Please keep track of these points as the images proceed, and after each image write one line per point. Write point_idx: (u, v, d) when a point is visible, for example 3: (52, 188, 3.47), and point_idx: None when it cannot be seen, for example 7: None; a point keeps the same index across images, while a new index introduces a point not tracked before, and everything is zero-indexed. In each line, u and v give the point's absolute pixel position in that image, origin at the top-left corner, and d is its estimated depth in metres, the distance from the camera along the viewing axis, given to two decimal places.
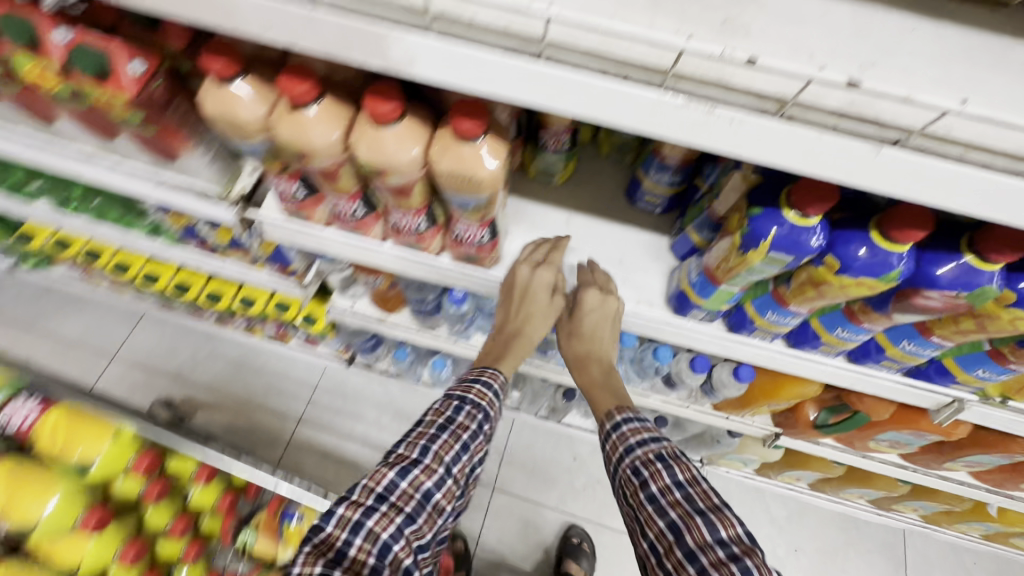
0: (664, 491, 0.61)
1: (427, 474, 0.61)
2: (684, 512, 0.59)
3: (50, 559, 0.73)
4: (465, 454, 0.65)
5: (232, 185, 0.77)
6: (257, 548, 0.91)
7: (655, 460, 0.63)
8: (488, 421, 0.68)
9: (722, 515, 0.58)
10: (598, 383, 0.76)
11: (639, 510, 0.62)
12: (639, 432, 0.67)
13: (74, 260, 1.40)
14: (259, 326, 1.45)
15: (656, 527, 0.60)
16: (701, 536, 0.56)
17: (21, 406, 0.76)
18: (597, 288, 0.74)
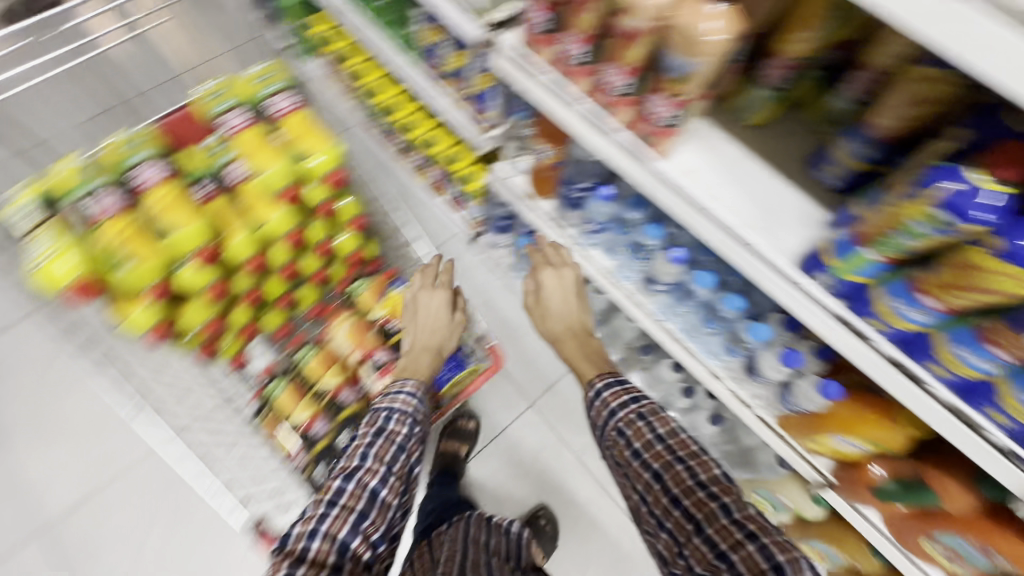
0: (648, 445, 0.91)
1: (371, 475, 0.84)
2: (667, 462, 0.87)
3: (250, 208, 0.96)
4: (401, 454, 0.90)
5: (490, 12, 0.94)
6: (363, 297, 1.17)
7: (638, 419, 0.95)
8: (416, 425, 0.95)
9: (700, 461, 0.87)
10: (577, 352, 1.23)
11: (629, 463, 0.92)
12: (620, 398, 1.00)
13: (329, 57, 1.72)
14: (427, 170, 1.69)
15: (645, 477, 0.88)
16: (683, 480, 0.85)
17: (289, 97, 0.99)
18: (552, 270, 1.27)
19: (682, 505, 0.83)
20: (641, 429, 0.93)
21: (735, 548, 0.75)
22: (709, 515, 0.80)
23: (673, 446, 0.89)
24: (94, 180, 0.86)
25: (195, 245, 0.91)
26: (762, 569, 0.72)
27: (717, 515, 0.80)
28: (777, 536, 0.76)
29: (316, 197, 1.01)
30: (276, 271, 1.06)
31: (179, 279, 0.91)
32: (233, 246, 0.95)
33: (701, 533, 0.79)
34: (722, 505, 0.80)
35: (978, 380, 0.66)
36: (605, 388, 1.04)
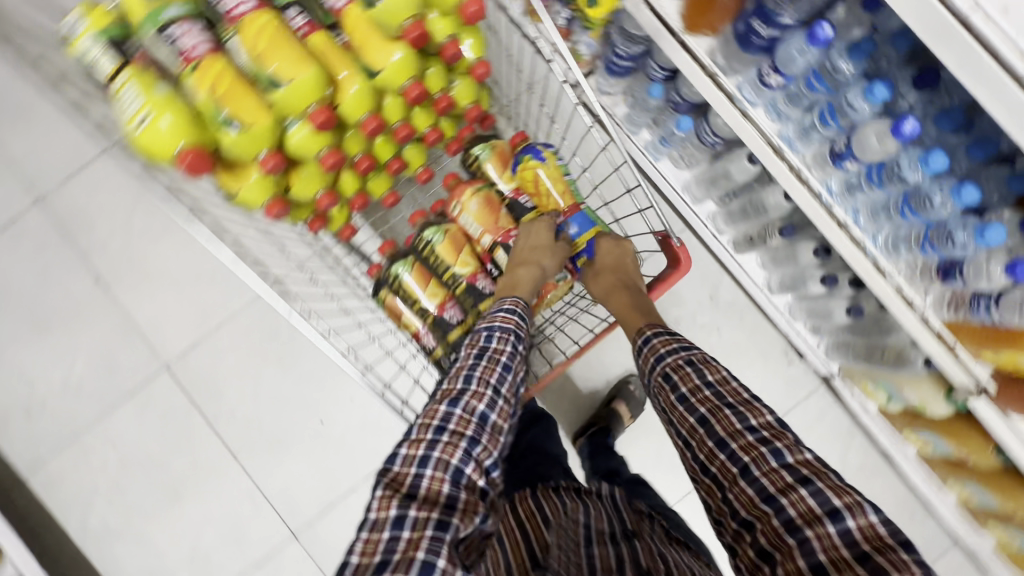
0: (695, 391, 0.70)
1: (479, 398, 0.75)
2: (714, 406, 0.68)
3: (360, 48, 0.75)
4: (507, 372, 0.79)
5: None
6: (485, 166, 0.94)
7: (685, 364, 0.73)
8: (518, 342, 0.82)
9: (751, 407, 0.67)
10: (628, 309, 0.86)
11: (672, 410, 0.72)
12: (669, 344, 0.77)
13: None
14: None
15: (689, 423, 0.69)
16: (731, 425, 0.65)
17: None
18: (612, 236, 0.93)
19: (728, 451, 0.64)
20: (689, 375, 0.72)
21: (784, 493, 0.59)
22: (758, 458, 0.62)
23: (723, 393, 0.69)
24: (175, 9, 0.67)
25: (307, 105, 0.72)
26: (817, 516, 0.57)
27: (767, 459, 0.61)
28: (835, 480, 0.59)
29: (439, 32, 0.78)
30: (389, 132, 0.88)
31: (289, 143, 0.75)
32: (346, 101, 0.76)
33: (747, 477, 0.62)
34: (774, 451, 0.62)
35: None
36: (653, 335, 0.80)
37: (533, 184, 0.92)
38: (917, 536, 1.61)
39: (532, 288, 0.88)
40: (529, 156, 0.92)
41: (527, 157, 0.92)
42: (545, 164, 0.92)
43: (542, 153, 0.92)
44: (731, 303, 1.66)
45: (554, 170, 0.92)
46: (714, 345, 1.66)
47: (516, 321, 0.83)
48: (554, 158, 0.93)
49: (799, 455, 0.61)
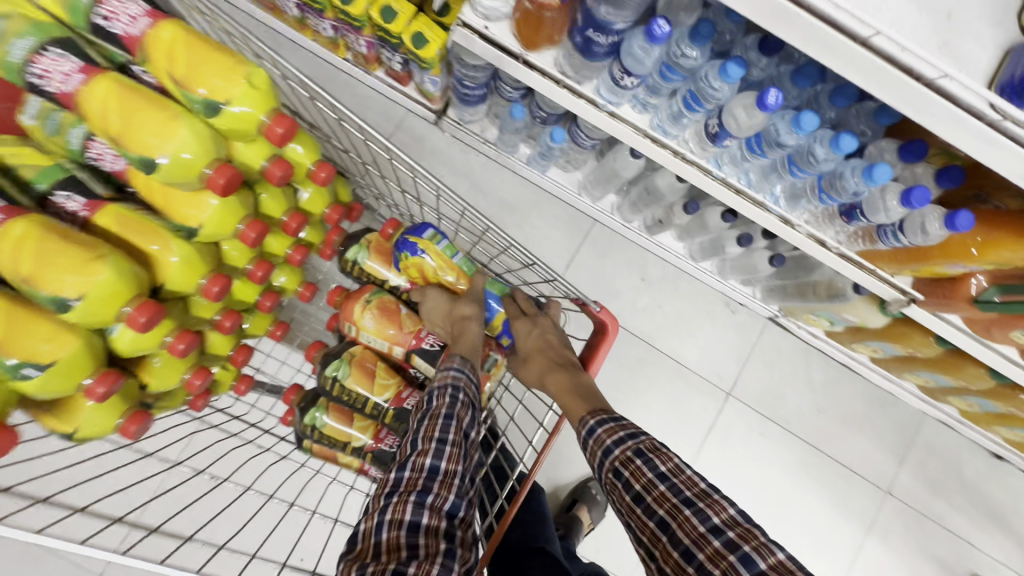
0: (649, 488, 0.65)
1: (423, 455, 0.63)
2: (673, 507, 0.63)
3: (165, 209, 0.63)
4: (454, 422, 0.67)
5: None
6: (368, 267, 0.83)
7: (635, 456, 0.68)
8: (462, 390, 0.70)
9: (711, 501, 0.62)
10: (566, 391, 0.81)
11: (630, 514, 0.66)
12: (614, 433, 0.72)
13: None
14: (347, 39, 1.20)
15: (649, 528, 0.64)
16: (694, 529, 0.60)
17: (125, 4, 0.55)
18: (522, 316, 0.90)
19: (697, 564, 0.58)
20: (639, 469, 0.67)
21: None
22: (729, 571, 0.56)
23: (679, 486, 0.64)
24: None
25: (121, 307, 0.58)
26: None
27: (739, 571, 0.56)
28: None
29: (254, 159, 0.64)
30: (241, 272, 0.75)
31: (118, 349, 0.62)
32: (172, 275, 0.64)
33: None
34: (744, 557, 0.57)
35: None
36: (597, 425, 0.74)
37: (421, 276, 0.82)
38: (894, 422, 1.71)
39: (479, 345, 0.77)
40: (404, 253, 0.81)
41: (400, 254, 0.81)
42: (424, 255, 0.80)
43: (423, 249, 0.80)
44: (663, 277, 1.65)
45: (438, 257, 0.81)
46: (663, 322, 1.65)
47: (457, 375, 0.72)
48: (436, 246, 0.81)
49: (773, 560, 0.55)
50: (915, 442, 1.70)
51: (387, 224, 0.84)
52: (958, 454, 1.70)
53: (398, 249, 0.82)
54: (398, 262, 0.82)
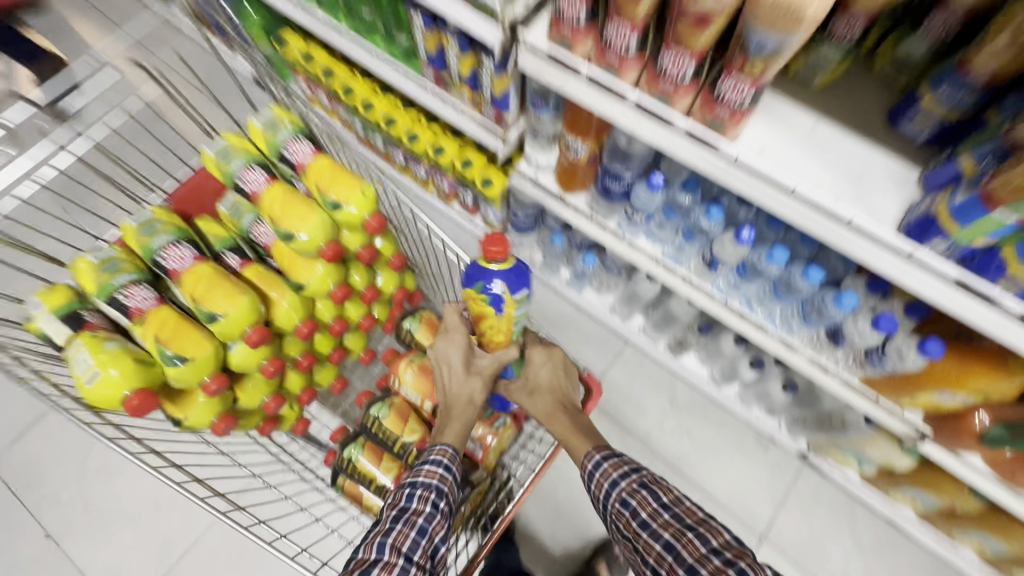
0: (654, 515, 0.76)
1: (388, 569, 0.70)
2: (676, 531, 0.73)
3: (288, 270, 0.90)
4: (423, 537, 0.74)
5: (510, 8, 0.83)
6: (417, 336, 1.05)
7: (639, 488, 0.80)
8: (441, 500, 0.78)
9: (709, 527, 0.74)
10: (570, 431, 0.93)
11: (637, 538, 0.77)
12: (619, 467, 0.84)
13: (308, 76, 1.58)
14: (435, 180, 1.60)
15: (655, 550, 0.74)
16: (697, 549, 0.71)
17: (301, 145, 0.88)
18: (543, 353, 1.02)
19: None
20: (645, 498, 0.79)
21: None
22: None
23: (681, 514, 0.75)
24: (121, 277, 0.80)
25: (244, 328, 0.82)
26: None
27: None
28: None
29: (352, 244, 0.92)
30: (325, 328, 0.99)
31: (231, 362, 0.85)
32: (280, 315, 0.89)
33: None
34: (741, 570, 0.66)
35: None
36: (602, 459, 0.87)
37: (482, 310, 0.92)
38: None
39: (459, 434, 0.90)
40: (487, 288, 0.88)
41: (483, 282, 0.89)
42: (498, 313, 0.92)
43: (501, 310, 0.90)
44: (691, 403, 1.71)
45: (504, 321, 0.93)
46: (691, 449, 1.66)
47: (444, 473, 0.82)
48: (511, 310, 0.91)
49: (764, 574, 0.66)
50: None
51: (507, 251, 0.85)
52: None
53: (489, 276, 0.88)
54: (480, 281, 0.89)
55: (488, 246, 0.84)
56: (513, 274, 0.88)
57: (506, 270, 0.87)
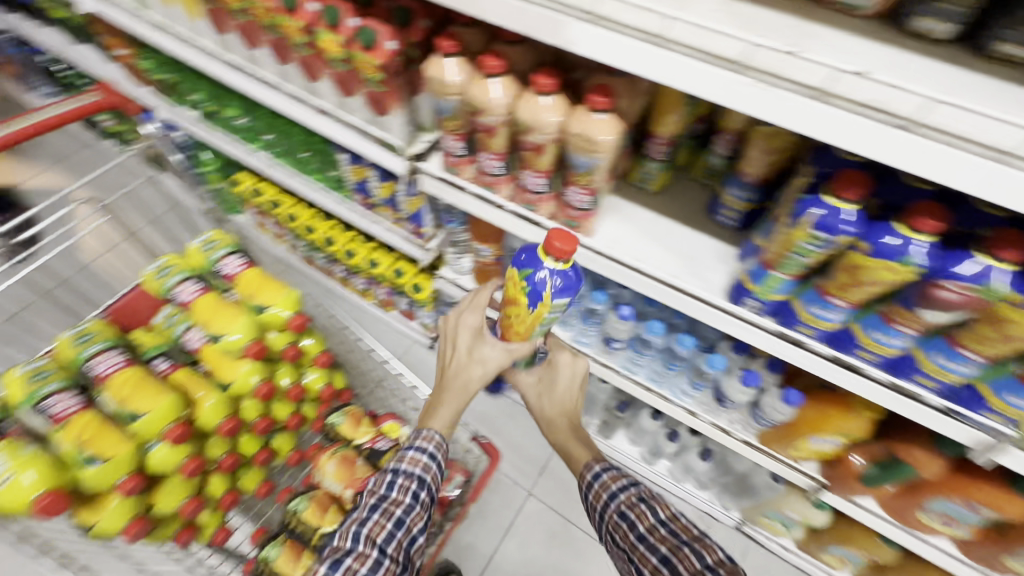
0: (652, 529, 0.78)
1: (360, 560, 0.70)
2: (674, 544, 0.75)
3: (214, 371, 0.98)
4: (400, 529, 0.74)
5: (411, 145, 1.06)
6: (342, 428, 1.11)
7: (638, 501, 0.82)
8: (422, 491, 0.78)
9: (704, 544, 0.75)
10: (572, 442, 0.96)
11: (633, 551, 0.78)
12: (618, 479, 0.87)
13: (258, 207, 1.79)
14: (373, 290, 1.76)
15: (651, 562, 0.75)
16: (692, 564, 0.72)
17: (234, 260, 1.03)
18: (568, 352, 1.02)
19: None
20: (644, 512, 0.81)
21: None
22: None
23: (677, 530, 0.77)
24: (49, 385, 0.86)
25: (164, 426, 0.89)
26: None
27: None
28: None
29: (278, 343, 1.03)
30: (249, 428, 1.04)
31: (149, 463, 0.88)
32: (203, 414, 0.94)
33: None
34: None
35: (839, 328, 0.81)
36: (602, 469, 0.90)
37: (517, 295, 0.85)
38: None
39: (451, 420, 0.86)
40: (531, 283, 0.82)
41: (530, 270, 0.82)
42: (532, 307, 0.85)
43: (536, 305, 0.84)
44: None
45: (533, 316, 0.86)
46: None
47: (428, 463, 0.80)
48: (545, 312, 0.85)
49: None
50: None
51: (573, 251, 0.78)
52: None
53: (539, 270, 0.82)
54: (529, 269, 0.82)
55: (554, 244, 0.78)
56: (565, 277, 0.82)
57: (560, 271, 0.82)
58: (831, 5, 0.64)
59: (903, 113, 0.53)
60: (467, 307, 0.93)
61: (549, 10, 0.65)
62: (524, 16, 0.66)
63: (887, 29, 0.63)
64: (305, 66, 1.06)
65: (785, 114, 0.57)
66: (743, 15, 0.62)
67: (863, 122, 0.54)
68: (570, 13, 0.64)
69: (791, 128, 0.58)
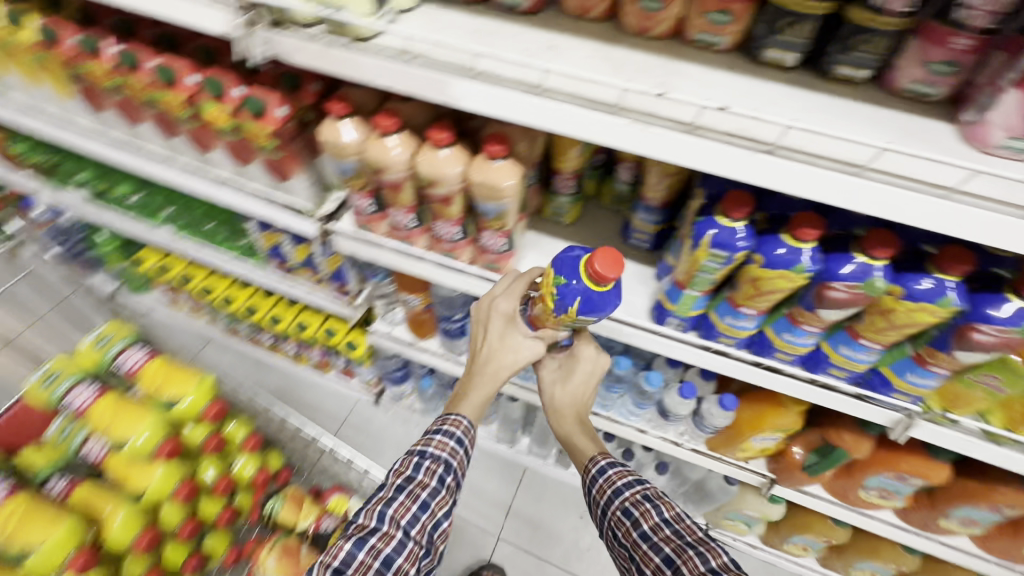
0: (655, 528, 0.72)
1: (386, 541, 0.68)
2: (678, 546, 0.69)
3: (123, 481, 0.88)
4: (426, 513, 0.72)
5: (320, 206, 1.02)
6: (282, 515, 1.02)
7: (643, 500, 0.76)
8: (448, 475, 0.76)
9: (710, 547, 0.68)
10: (579, 434, 0.89)
11: (635, 548, 0.73)
12: (624, 475, 0.80)
13: (169, 284, 1.67)
14: (306, 353, 1.67)
15: (654, 562, 0.69)
16: (696, 567, 0.65)
17: (135, 352, 0.98)
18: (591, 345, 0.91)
19: None
20: (649, 511, 0.74)
21: None
22: None
23: (681, 531, 0.70)
24: None
25: (65, 554, 0.81)
26: None
27: None
28: None
29: (196, 436, 0.96)
30: (173, 536, 0.93)
31: None
32: (113, 531, 0.84)
33: None
34: None
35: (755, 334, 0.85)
36: (608, 463, 0.83)
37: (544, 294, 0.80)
38: None
39: (481, 408, 0.82)
40: (561, 291, 0.76)
41: (562, 277, 0.76)
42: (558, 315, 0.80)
43: (561, 313, 0.79)
44: None
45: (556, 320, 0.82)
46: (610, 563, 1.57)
47: (456, 447, 0.78)
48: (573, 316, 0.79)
49: None
50: None
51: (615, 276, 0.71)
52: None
53: (571, 283, 0.75)
54: (564, 278, 0.76)
55: (592, 264, 0.71)
56: (593, 301, 0.75)
57: (589, 293, 0.75)
58: (692, 44, 0.70)
59: (767, 139, 0.57)
60: (501, 291, 0.83)
61: (431, 70, 0.65)
62: (407, 77, 0.66)
63: (743, 60, 0.69)
64: (195, 138, 1.01)
65: (667, 149, 0.60)
66: (613, 60, 0.67)
67: (734, 150, 0.58)
68: (452, 71, 0.65)
69: (672, 160, 0.61)
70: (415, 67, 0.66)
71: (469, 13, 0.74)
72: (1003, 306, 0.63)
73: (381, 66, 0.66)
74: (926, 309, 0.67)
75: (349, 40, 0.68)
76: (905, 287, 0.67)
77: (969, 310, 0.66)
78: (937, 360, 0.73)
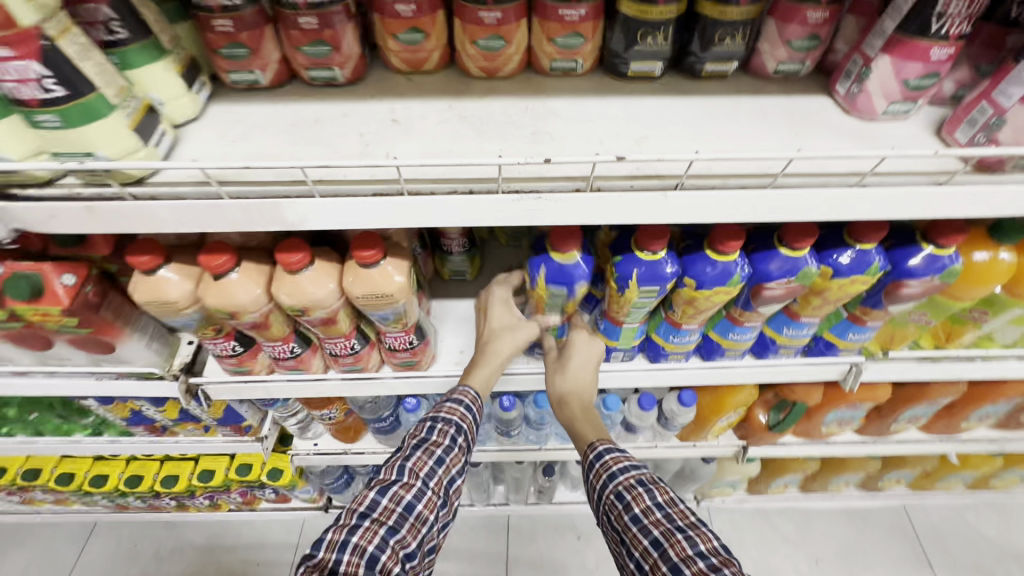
0: (647, 512, 0.60)
1: (407, 489, 0.61)
2: (666, 529, 0.58)
3: None
4: (442, 468, 0.64)
5: (172, 359, 0.81)
6: None
7: (638, 483, 0.63)
8: (463, 438, 0.68)
9: (699, 530, 0.58)
10: (581, 417, 0.74)
11: (625, 532, 0.61)
12: (621, 459, 0.66)
13: (12, 486, 1.32)
14: (224, 497, 1.41)
15: (642, 545, 0.58)
16: (682, 551, 0.56)
17: None
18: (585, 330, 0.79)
19: None
20: (642, 495, 0.62)
21: None
22: None
23: (672, 514, 0.59)
24: None
25: None
26: None
27: None
28: None
29: None
30: None
31: None
32: None
33: None
34: None
35: (701, 342, 0.81)
36: (605, 445, 0.69)
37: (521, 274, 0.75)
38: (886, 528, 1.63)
39: (488, 381, 0.76)
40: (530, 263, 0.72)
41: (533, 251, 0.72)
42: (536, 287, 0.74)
43: (535, 284, 0.73)
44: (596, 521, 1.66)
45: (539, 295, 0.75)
46: None
47: (464, 415, 0.71)
48: (546, 295, 0.74)
49: None
50: (922, 538, 1.51)
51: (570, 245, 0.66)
52: (982, 535, 1.52)
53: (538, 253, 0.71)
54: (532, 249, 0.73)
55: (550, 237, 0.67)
56: (561, 272, 0.69)
57: (556, 263, 0.69)
58: (549, 73, 0.61)
59: (673, 174, 0.50)
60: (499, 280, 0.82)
61: (249, 197, 0.50)
62: (223, 213, 0.50)
63: (607, 78, 0.61)
64: None
65: (570, 214, 0.51)
66: (472, 120, 0.56)
67: (642, 196, 0.50)
68: (279, 192, 0.50)
69: (579, 222, 0.52)
70: (229, 197, 0.50)
71: (276, 101, 0.58)
72: (919, 257, 0.64)
73: (179, 208, 0.49)
74: (856, 281, 0.65)
75: (119, 188, 0.49)
76: (832, 266, 0.65)
77: (892, 269, 0.66)
78: (872, 317, 0.73)
